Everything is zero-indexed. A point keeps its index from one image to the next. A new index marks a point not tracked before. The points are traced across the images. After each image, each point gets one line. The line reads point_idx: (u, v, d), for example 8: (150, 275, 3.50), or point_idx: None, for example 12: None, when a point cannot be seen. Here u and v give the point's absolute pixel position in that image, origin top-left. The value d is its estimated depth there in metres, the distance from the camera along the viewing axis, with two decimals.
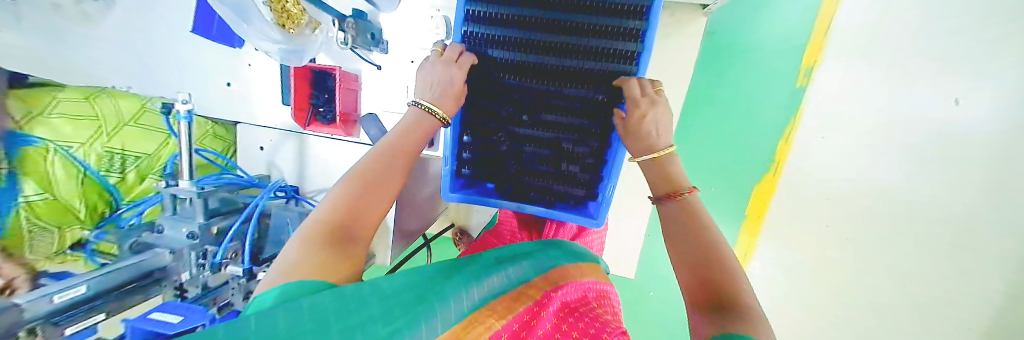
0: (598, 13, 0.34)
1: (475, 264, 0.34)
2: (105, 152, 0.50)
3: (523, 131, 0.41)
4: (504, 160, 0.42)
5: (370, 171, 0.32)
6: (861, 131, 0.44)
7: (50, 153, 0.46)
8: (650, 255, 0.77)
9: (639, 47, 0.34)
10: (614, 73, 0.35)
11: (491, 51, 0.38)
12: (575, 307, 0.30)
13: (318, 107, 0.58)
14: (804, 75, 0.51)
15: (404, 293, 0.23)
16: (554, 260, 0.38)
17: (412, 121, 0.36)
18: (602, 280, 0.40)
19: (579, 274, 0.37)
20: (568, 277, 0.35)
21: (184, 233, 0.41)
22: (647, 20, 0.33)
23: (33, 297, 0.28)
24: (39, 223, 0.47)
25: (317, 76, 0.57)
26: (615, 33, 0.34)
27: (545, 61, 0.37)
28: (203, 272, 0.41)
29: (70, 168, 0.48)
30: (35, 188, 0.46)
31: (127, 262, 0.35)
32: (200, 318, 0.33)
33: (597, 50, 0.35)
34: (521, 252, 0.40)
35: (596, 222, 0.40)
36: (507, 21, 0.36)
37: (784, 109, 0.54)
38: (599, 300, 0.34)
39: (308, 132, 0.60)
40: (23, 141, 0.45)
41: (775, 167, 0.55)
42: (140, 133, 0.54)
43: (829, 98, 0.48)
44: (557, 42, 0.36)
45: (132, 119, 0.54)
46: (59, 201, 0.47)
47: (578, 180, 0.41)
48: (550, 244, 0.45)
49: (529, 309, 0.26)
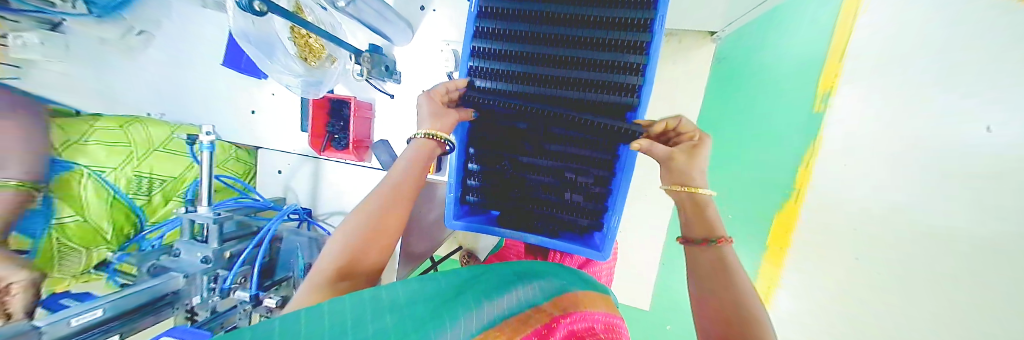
0: (599, 49, 0.36)
1: (488, 280, 0.34)
2: (134, 176, 0.53)
3: (526, 160, 0.42)
4: (508, 187, 0.43)
5: (372, 209, 0.33)
6: (879, 156, 0.42)
7: (84, 177, 0.49)
8: (664, 285, 0.74)
9: (640, 80, 0.35)
10: (616, 105, 0.36)
11: (493, 82, 0.39)
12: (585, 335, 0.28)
13: (333, 133, 0.60)
14: (820, 100, 0.51)
15: (419, 305, 0.23)
16: (563, 286, 0.37)
17: (414, 154, 0.37)
18: (612, 311, 0.38)
19: (584, 302, 0.35)
20: (576, 304, 0.34)
21: (200, 257, 0.42)
22: (647, 56, 0.35)
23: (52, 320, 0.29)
24: (69, 244, 0.49)
25: (335, 105, 0.60)
26: (616, 67, 0.36)
27: (545, 93, 0.37)
28: (213, 297, 0.42)
29: (102, 192, 0.50)
30: (70, 211, 0.48)
31: (142, 285, 0.37)
32: None
33: (597, 82, 0.36)
34: (535, 273, 0.40)
35: (600, 254, 0.38)
36: (512, 57, 0.39)
37: (799, 135, 0.52)
38: (608, 333, 0.31)
39: (323, 157, 0.63)
40: (61, 166, 0.47)
41: (796, 193, 0.53)
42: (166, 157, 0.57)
43: None
44: (558, 75, 0.37)
45: (160, 145, 0.57)
46: (89, 223, 0.50)
47: (582, 210, 0.41)
48: (560, 269, 0.44)
49: (538, 331, 0.25)
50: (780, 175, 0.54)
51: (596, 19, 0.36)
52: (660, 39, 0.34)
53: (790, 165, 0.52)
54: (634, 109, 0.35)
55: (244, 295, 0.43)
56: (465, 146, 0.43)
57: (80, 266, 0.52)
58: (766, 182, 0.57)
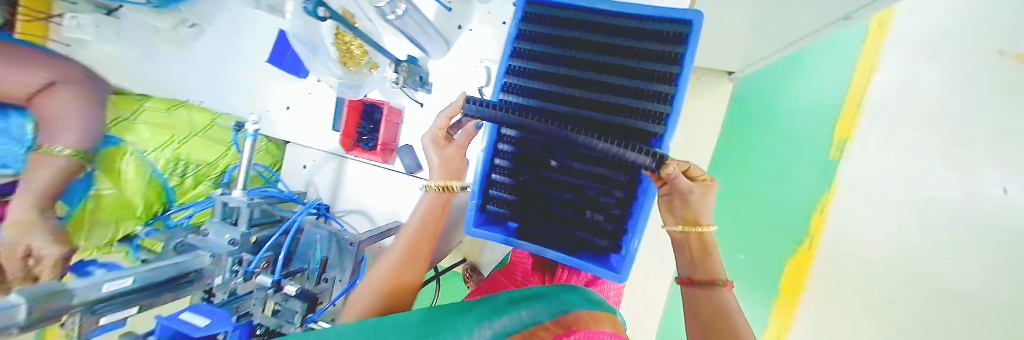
0: (630, 76, 0.38)
1: (492, 303, 0.34)
2: (172, 157, 0.56)
3: (550, 175, 0.43)
4: (529, 200, 0.44)
5: (398, 258, 0.39)
6: None
7: (127, 154, 0.51)
8: (671, 322, 0.72)
9: (667, 108, 0.36)
10: (644, 130, 0.37)
11: (526, 99, 0.41)
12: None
13: (362, 135, 0.63)
14: (838, 145, 0.55)
15: (421, 325, 0.24)
16: (569, 307, 0.38)
17: (427, 205, 0.41)
18: (621, 332, 0.38)
19: (594, 323, 0.35)
20: (584, 323, 0.34)
21: (227, 239, 0.43)
22: (676, 86, 0.36)
23: (85, 284, 0.30)
24: (100, 216, 0.50)
25: (367, 108, 0.63)
26: (645, 95, 0.38)
27: (574, 113, 0.39)
28: (235, 279, 0.44)
29: (142, 170, 0.53)
30: (107, 184, 0.50)
31: (168, 261, 0.38)
32: (223, 325, 0.33)
33: (626, 107, 0.38)
34: (537, 295, 0.40)
35: (618, 276, 0.38)
36: (545, 77, 0.41)
37: None
38: None
39: (349, 156, 0.65)
40: (108, 141, 0.49)
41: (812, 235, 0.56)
42: (204, 143, 0.60)
43: None
44: (588, 97, 0.39)
45: (201, 131, 0.60)
46: (123, 197, 0.52)
47: (601, 230, 0.41)
48: (566, 289, 0.45)
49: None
50: None
51: (629, 49, 0.39)
52: (690, 72, 0.35)
53: None
54: (657, 137, 0.37)
55: (265, 280, 0.44)
56: (491, 157, 0.44)
57: (106, 238, 0.53)
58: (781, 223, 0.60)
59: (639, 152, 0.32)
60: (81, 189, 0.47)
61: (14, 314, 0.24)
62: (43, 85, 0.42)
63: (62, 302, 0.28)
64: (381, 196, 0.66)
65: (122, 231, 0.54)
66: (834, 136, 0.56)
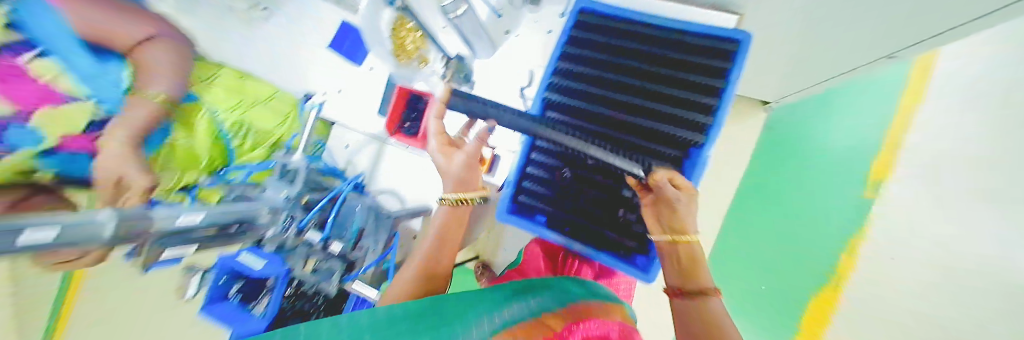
0: (675, 86, 0.41)
1: (497, 291, 0.37)
2: (236, 120, 0.59)
3: (585, 173, 0.45)
4: (563, 195, 0.46)
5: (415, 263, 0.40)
6: None
7: (202, 111, 0.57)
8: None
9: (709, 119, 0.39)
10: (686, 140, 0.39)
11: (572, 99, 0.44)
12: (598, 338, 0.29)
13: (404, 121, 0.67)
14: (872, 189, 0.60)
15: (430, 310, 0.27)
16: (577, 296, 0.40)
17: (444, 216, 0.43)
18: (631, 323, 0.39)
19: (607, 313, 0.37)
20: (597, 313, 0.35)
21: (282, 195, 0.49)
22: (720, 98, 0.39)
23: (164, 213, 0.35)
24: (168, 161, 0.55)
25: (413, 98, 0.66)
26: (689, 104, 0.40)
27: (617, 116, 0.42)
28: (286, 232, 0.48)
29: (209, 127, 0.57)
30: (181, 133, 0.56)
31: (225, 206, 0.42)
32: (273, 269, 0.45)
33: (668, 115, 0.41)
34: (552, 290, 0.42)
35: (646, 277, 0.39)
36: (592, 80, 0.44)
37: None
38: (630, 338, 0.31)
39: (389, 140, 0.69)
40: (188, 97, 0.56)
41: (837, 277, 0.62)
42: (265, 111, 0.63)
43: None
44: (632, 102, 0.42)
45: (263, 100, 0.64)
46: (192, 148, 0.57)
47: (632, 231, 0.43)
48: (576, 281, 0.46)
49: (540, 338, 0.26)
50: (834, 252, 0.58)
51: (676, 60, 0.41)
52: (735, 85, 0.37)
53: None
54: (697, 145, 0.38)
55: (310, 238, 0.50)
56: (529, 150, 0.47)
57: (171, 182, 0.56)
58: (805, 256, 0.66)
59: (626, 159, 0.34)
60: (160, 135, 0.53)
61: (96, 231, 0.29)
62: (145, 38, 0.46)
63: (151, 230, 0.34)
64: (415, 181, 0.69)
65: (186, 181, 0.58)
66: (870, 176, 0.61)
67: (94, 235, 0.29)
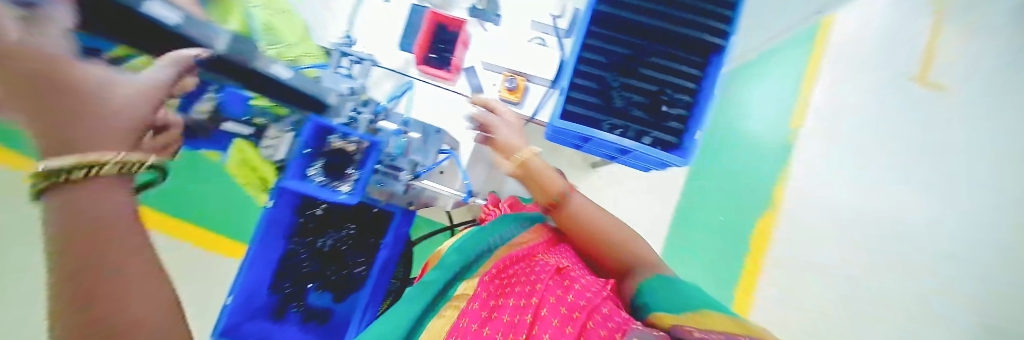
0: (697, 29, 0.49)
1: (450, 264, 0.51)
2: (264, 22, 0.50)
3: (638, 71, 0.51)
4: (608, 93, 0.52)
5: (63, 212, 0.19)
6: (844, 234, 0.82)
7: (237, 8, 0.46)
8: (710, 259, 0.94)
9: (726, 27, 0.49)
10: (711, 45, 0.50)
11: (611, 10, 0.51)
12: (525, 263, 0.47)
13: (431, 53, 0.64)
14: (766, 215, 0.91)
15: None
16: (500, 235, 0.54)
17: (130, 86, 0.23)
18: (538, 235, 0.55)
19: (537, 241, 0.52)
20: (512, 251, 0.49)
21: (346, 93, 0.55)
22: (733, 12, 0.49)
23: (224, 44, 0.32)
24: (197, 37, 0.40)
25: (437, 28, 0.64)
26: (705, 30, 0.49)
27: (662, 27, 0.50)
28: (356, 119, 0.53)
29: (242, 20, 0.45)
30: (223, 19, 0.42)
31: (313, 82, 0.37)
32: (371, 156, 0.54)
33: (699, 24, 0.49)
34: (472, 247, 0.53)
35: (684, 160, 0.49)
36: (629, 8, 0.51)
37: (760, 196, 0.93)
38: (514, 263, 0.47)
39: (412, 73, 0.64)
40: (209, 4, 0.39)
41: (766, 223, 0.90)
42: (289, 24, 0.54)
43: (824, 188, 0.87)
44: (668, 30, 0.50)
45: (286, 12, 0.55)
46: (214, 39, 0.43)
47: (669, 128, 0.51)
48: (497, 230, 0.55)
49: (481, 304, 0.42)
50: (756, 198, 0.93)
51: (689, 24, 0.50)
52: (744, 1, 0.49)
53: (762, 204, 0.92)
54: (724, 31, 0.49)
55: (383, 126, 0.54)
56: (581, 50, 0.52)
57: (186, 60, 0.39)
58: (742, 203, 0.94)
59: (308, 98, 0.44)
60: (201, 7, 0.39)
61: (212, 38, 0.24)
62: None
63: (231, 67, 0.26)
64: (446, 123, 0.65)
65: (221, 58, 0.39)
66: (769, 202, 0.91)
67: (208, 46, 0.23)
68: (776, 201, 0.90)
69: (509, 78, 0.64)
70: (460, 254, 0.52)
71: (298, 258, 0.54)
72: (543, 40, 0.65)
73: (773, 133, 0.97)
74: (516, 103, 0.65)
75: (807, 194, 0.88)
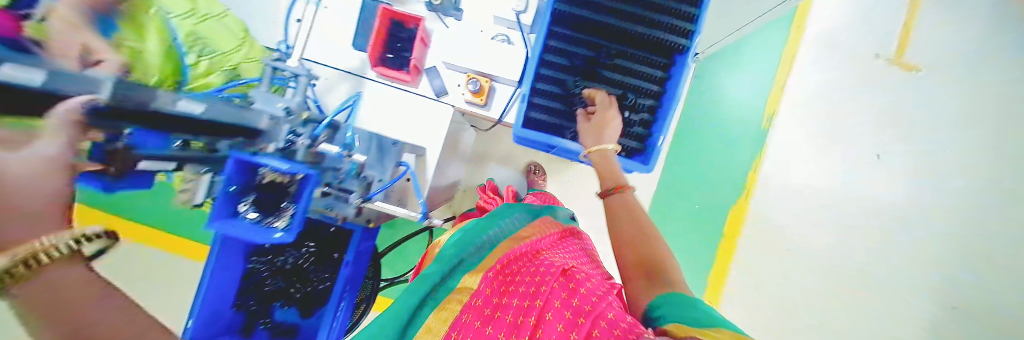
0: (660, 28, 0.48)
1: (449, 259, 0.51)
2: (191, 31, 0.45)
3: (602, 75, 0.49)
4: (570, 97, 0.50)
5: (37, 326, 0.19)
6: (805, 216, 0.90)
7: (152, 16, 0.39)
8: (686, 245, 0.99)
9: (691, 27, 0.47)
10: (674, 46, 0.47)
11: (571, 9, 0.48)
12: (528, 260, 0.47)
13: (388, 52, 0.60)
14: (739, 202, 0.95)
15: None
16: (508, 231, 0.55)
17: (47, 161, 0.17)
18: (541, 227, 0.56)
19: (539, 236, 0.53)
20: (511, 247, 0.50)
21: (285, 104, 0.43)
22: (698, 9, 0.47)
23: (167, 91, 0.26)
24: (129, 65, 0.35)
25: (393, 26, 0.59)
26: (669, 30, 0.47)
27: (625, 27, 0.48)
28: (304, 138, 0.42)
29: (163, 32, 0.40)
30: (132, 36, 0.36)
31: (238, 109, 0.33)
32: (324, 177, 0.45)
33: (662, 24, 0.47)
34: (470, 242, 0.53)
35: (648, 167, 0.49)
36: (590, 7, 0.48)
37: (734, 184, 0.96)
38: (514, 261, 0.47)
39: (371, 75, 0.61)
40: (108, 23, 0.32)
41: (738, 210, 0.95)
42: (217, 28, 0.48)
43: (792, 173, 0.92)
44: (631, 30, 0.48)
45: (218, 15, 0.49)
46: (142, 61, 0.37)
47: (633, 133, 0.50)
48: (491, 221, 0.58)
49: (482, 303, 0.42)
50: (730, 185, 0.96)
51: (651, 24, 0.48)
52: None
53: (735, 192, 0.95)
54: (689, 31, 0.47)
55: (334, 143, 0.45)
56: (542, 52, 0.50)
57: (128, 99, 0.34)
58: (717, 191, 0.97)
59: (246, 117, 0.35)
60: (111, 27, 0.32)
61: (93, 86, 0.20)
62: None
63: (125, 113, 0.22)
64: (411, 127, 0.63)
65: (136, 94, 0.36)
66: (742, 189, 0.95)
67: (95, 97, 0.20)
68: (749, 188, 0.94)
69: (473, 80, 0.61)
70: (460, 251, 0.52)
71: (258, 276, 0.52)
72: (507, 37, 0.62)
73: (749, 120, 0.96)
74: (483, 105, 0.63)
75: (777, 180, 0.93)
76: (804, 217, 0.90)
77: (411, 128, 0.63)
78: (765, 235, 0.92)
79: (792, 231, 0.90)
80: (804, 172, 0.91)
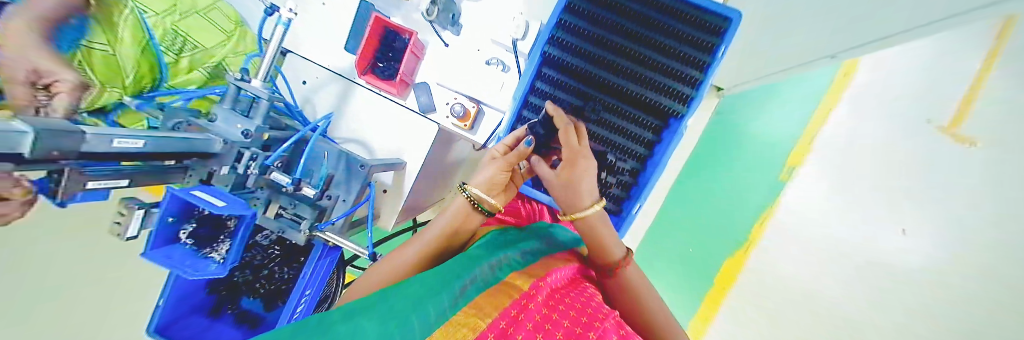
0: (658, 90, 0.43)
1: (475, 251, 0.38)
2: (172, 29, 0.46)
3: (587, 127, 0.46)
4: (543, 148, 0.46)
5: None
6: (802, 282, 0.84)
7: (126, 13, 0.41)
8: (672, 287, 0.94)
9: (693, 93, 0.42)
10: (670, 110, 0.43)
11: (562, 53, 0.44)
12: (566, 288, 0.35)
13: (378, 61, 0.58)
14: (736, 254, 0.88)
15: None
16: (542, 248, 0.44)
17: None
18: (569, 260, 0.43)
19: (564, 262, 0.42)
20: (552, 265, 0.39)
21: (238, 128, 0.38)
22: (704, 73, 0.41)
23: (98, 131, 0.24)
24: (90, 71, 0.39)
25: (386, 35, 0.57)
26: (669, 92, 0.43)
27: (618, 82, 0.44)
28: (251, 172, 0.39)
29: (139, 32, 0.42)
30: (100, 39, 0.40)
31: (189, 135, 0.33)
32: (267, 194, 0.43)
33: (660, 85, 0.43)
34: (507, 247, 0.41)
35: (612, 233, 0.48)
36: (583, 54, 0.44)
37: (736, 234, 0.88)
38: (558, 283, 0.35)
39: (359, 81, 0.60)
40: (71, 35, 0.36)
41: (734, 262, 0.89)
42: (201, 24, 0.49)
43: (802, 234, 0.84)
44: (625, 87, 0.44)
45: (200, 11, 0.50)
46: (115, 61, 0.41)
47: (611, 194, 0.47)
48: (526, 236, 0.47)
49: (517, 301, 0.27)
50: (733, 236, 0.89)
51: (649, 83, 0.43)
52: (720, 62, 0.40)
53: (735, 243, 0.88)
54: (690, 99, 0.42)
55: (281, 179, 0.39)
56: (527, 94, 0.47)
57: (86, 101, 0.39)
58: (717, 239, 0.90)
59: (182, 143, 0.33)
60: (74, 38, 0.37)
61: (16, 145, 0.19)
62: None
63: (26, 161, 0.20)
64: (395, 139, 0.63)
65: (108, 101, 0.42)
66: (743, 242, 0.88)
67: (10, 152, 0.19)
68: (751, 242, 0.87)
69: (460, 104, 0.58)
70: (486, 245, 0.40)
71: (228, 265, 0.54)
72: (502, 62, 0.58)
73: (768, 169, 0.87)
74: (469, 129, 0.61)
75: (783, 239, 0.85)
76: (801, 283, 0.84)
77: (395, 140, 0.63)
78: (756, 292, 0.87)
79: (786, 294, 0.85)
80: (816, 235, 0.83)
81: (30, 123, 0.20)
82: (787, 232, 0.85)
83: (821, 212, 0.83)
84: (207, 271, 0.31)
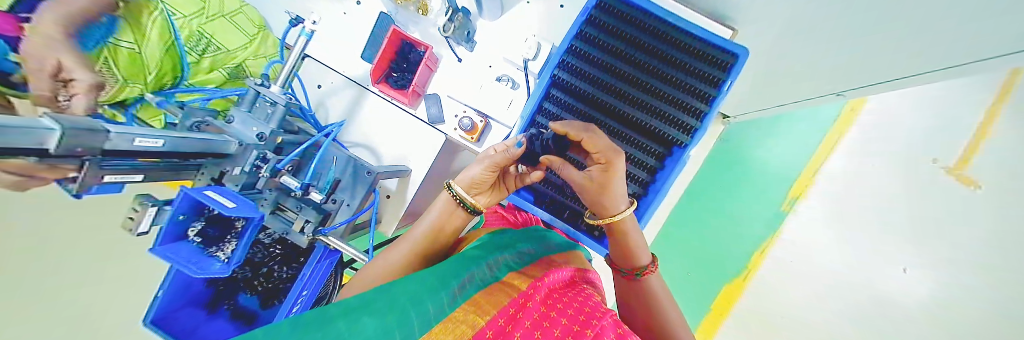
0: (663, 119, 0.44)
1: (473, 249, 0.39)
2: (197, 30, 0.48)
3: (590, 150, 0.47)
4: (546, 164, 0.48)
5: None
6: (801, 314, 0.83)
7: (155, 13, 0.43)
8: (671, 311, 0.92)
9: (697, 124, 0.43)
10: (673, 139, 0.44)
11: (571, 77, 0.46)
12: (564, 289, 0.35)
13: (392, 71, 0.60)
14: (736, 282, 0.87)
15: None
16: (538, 251, 0.44)
17: None
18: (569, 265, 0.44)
19: (563, 265, 0.42)
20: (549, 266, 0.39)
21: (253, 130, 0.39)
22: (710, 106, 0.42)
23: (120, 130, 0.25)
24: (114, 68, 0.41)
25: (403, 47, 0.59)
26: (674, 122, 0.44)
27: (624, 108, 0.45)
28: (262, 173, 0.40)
29: (166, 31, 0.44)
30: (128, 37, 0.42)
31: (207, 134, 0.34)
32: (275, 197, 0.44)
33: (664, 114, 0.44)
34: (505, 248, 0.41)
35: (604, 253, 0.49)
36: (591, 80, 0.46)
37: (737, 262, 0.87)
38: (556, 281, 0.35)
39: (372, 88, 0.61)
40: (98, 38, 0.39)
41: (734, 290, 0.87)
42: (225, 26, 0.51)
43: (803, 266, 0.83)
44: (630, 113, 0.45)
45: (227, 14, 0.52)
46: (139, 58, 0.43)
47: None
48: (524, 239, 0.47)
49: (516, 301, 0.27)
50: (734, 264, 0.87)
51: (654, 111, 0.44)
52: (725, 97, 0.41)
53: (736, 271, 0.87)
54: (695, 129, 0.43)
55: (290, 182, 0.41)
56: (534, 113, 0.48)
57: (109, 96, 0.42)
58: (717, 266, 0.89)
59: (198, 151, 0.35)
60: (99, 37, 0.39)
61: (44, 141, 0.19)
62: None
63: (53, 156, 0.21)
64: (402, 146, 0.64)
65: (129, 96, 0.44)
66: (744, 271, 0.87)
67: (37, 147, 0.19)
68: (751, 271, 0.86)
69: (468, 117, 0.60)
70: (485, 245, 0.41)
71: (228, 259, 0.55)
72: (512, 79, 0.59)
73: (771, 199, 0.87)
74: (475, 142, 0.62)
75: (784, 270, 0.84)
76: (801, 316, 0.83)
77: (401, 147, 0.64)
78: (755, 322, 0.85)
79: (785, 325, 0.84)
80: (818, 268, 0.82)
81: (58, 120, 0.21)
82: (789, 264, 0.84)
83: (823, 245, 0.82)
84: (209, 269, 0.31)
